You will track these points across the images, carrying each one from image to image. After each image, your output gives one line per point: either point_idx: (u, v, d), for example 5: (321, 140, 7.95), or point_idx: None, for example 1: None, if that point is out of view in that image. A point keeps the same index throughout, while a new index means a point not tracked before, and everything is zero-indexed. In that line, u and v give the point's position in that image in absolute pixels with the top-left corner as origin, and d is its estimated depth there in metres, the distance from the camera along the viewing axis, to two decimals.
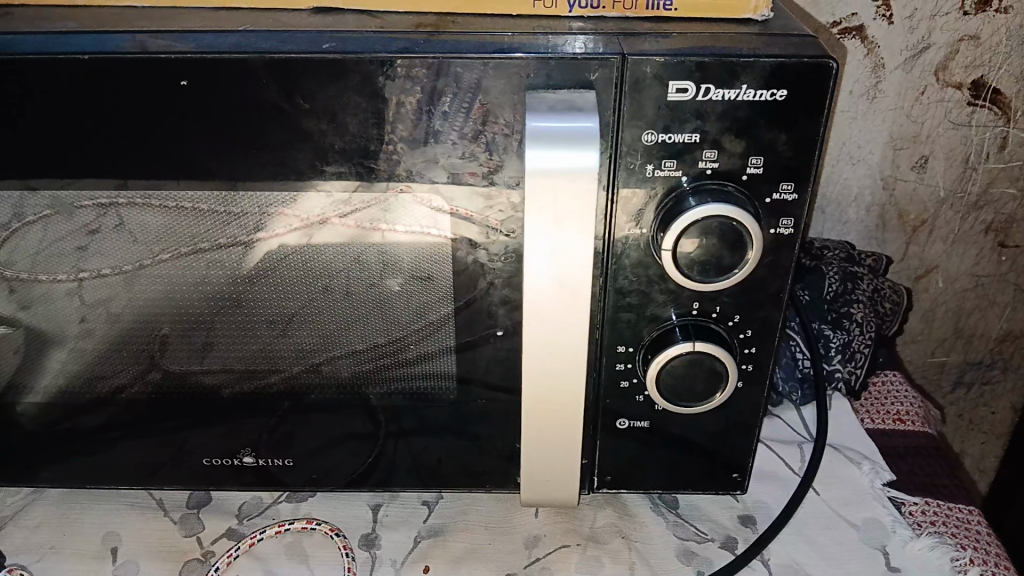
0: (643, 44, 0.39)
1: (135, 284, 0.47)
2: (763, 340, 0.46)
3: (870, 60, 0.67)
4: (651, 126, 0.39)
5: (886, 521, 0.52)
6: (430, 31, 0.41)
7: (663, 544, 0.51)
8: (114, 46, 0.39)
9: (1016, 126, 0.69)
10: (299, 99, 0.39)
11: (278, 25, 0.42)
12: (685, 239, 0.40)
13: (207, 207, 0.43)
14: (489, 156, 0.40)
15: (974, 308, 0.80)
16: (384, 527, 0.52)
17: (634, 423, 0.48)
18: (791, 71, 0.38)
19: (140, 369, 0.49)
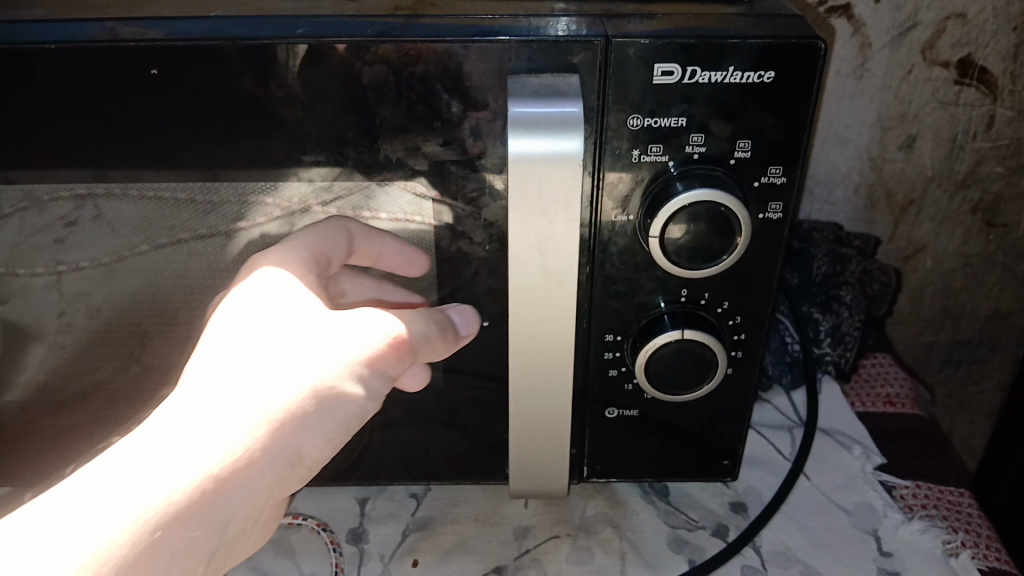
0: (627, 26, 0.38)
1: (114, 277, 0.45)
2: (753, 325, 0.45)
3: (858, 39, 0.66)
4: (636, 110, 0.38)
5: (877, 505, 0.51)
6: (409, 15, 0.40)
7: (654, 533, 0.50)
8: (84, 34, 0.38)
9: (1003, 104, 0.68)
10: (274, 86, 0.38)
11: (253, 11, 0.40)
12: (673, 225, 0.40)
13: (186, 197, 0.42)
14: (474, 142, 0.39)
15: (963, 288, 0.80)
16: (372, 521, 0.51)
17: (623, 412, 0.48)
18: (778, 52, 0.37)
19: (121, 364, 0.48)
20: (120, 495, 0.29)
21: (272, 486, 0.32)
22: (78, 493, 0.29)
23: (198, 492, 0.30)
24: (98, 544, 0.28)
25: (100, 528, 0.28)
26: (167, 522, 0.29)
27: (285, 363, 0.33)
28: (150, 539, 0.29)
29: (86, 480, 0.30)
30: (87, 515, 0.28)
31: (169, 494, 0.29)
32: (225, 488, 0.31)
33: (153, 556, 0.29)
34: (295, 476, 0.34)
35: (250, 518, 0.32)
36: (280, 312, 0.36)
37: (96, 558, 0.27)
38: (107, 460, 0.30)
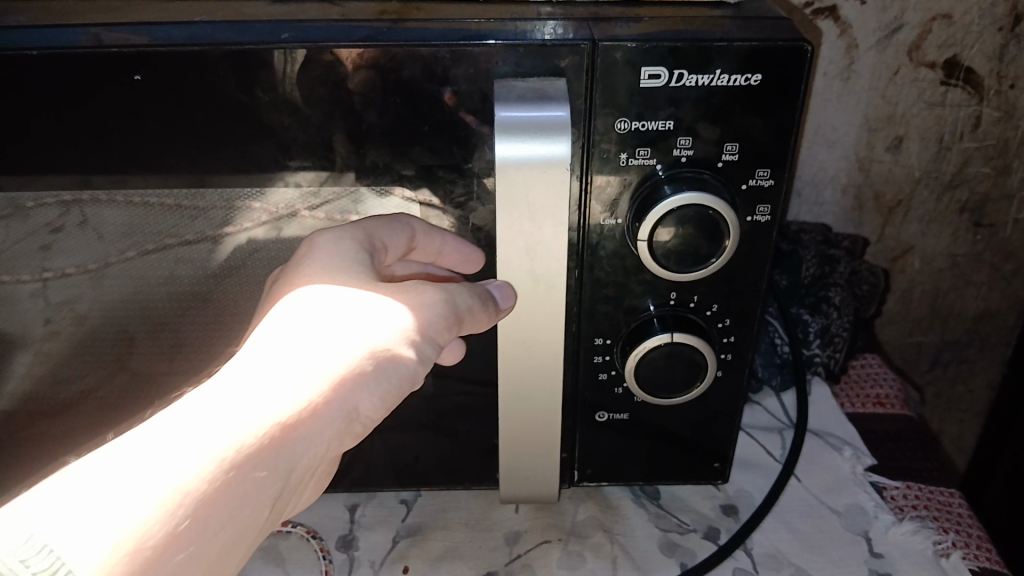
0: (614, 29, 0.38)
1: (101, 284, 0.45)
2: (743, 328, 0.45)
3: (844, 41, 0.66)
4: (624, 113, 0.38)
5: (867, 506, 0.51)
6: (395, 19, 0.40)
7: (645, 536, 0.50)
8: (67, 40, 0.38)
9: (989, 104, 0.69)
10: (259, 92, 0.38)
11: (237, 16, 0.40)
12: (661, 228, 0.40)
13: (173, 203, 0.42)
14: (461, 146, 0.39)
15: (951, 288, 0.80)
16: (362, 528, 0.51)
17: (613, 416, 0.48)
18: (765, 55, 0.37)
19: (107, 373, 0.47)
20: (198, 437, 0.31)
21: (334, 439, 0.34)
22: (159, 434, 0.31)
23: (268, 438, 0.32)
24: (180, 480, 0.30)
25: (181, 466, 0.30)
26: (240, 463, 0.31)
27: (348, 328, 0.35)
28: (225, 478, 0.31)
29: (166, 425, 0.32)
30: (168, 453, 0.30)
31: (242, 438, 0.31)
32: (291, 437, 0.32)
33: (227, 494, 0.31)
34: (354, 432, 0.36)
35: (313, 469, 0.34)
36: (342, 281, 0.38)
37: (179, 491, 0.30)
38: (185, 408, 0.32)
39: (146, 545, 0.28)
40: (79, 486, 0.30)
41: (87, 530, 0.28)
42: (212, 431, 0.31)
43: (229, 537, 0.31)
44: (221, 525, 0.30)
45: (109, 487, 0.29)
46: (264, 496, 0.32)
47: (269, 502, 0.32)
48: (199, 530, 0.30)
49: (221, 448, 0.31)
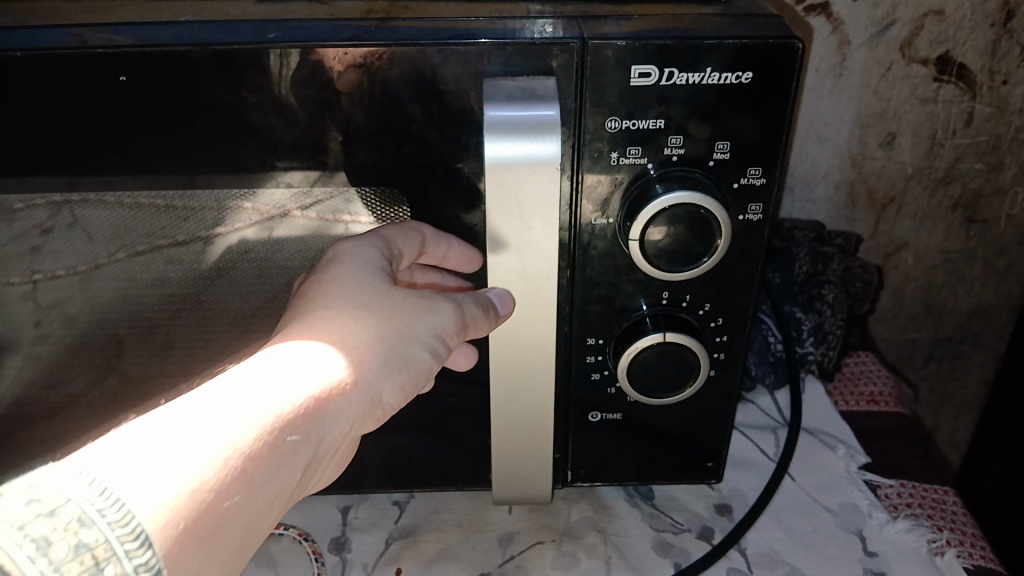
0: (603, 27, 0.38)
1: (92, 285, 0.45)
2: (735, 327, 0.45)
3: (836, 37, 0.66)
4: (614, 112, 0.38)
5: (862, 505, 0.51)
6: (382, 18, 0.39)
7: (639, 536, 0.50)
8: (51, 41, 0.37)
9: (982, 100, 0.69)
10: (245, 92, 0.37)
11: (223, 16, 0.40)
12: (653, 227, 0.39)
13: (164, 203, 0.42)
14: (452, 146, 0.39)
15: (944, 284, 0.80)
16: (354, 530, 0.51)
17: (606, 416, 0.47)
18: (755, 52, 0.37)
19: (97, 375, 0.47)
20: (242, 402, 0.32)
21: (354, 420, 0.37)
22: (201, 399, 0.32)
23: (303, 409, 0.34)
24: (230, 438, 0.31)
25: (228, 426, 0.31)
26: (280, 429, 0.32)
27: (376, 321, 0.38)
28: (267, 440, 0.32)
29: (206, 393, 0.32)
30: (214, 414, 0.31)
31: (282, 405, 0.33)
32: (322, 411, 0.35)
33: (267, 456, 0.32)
34: (372, 417, 0.38)
35: (333, 446, 0.36)
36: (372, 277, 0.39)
37: (229, 449, 0.30)
38: (220, 379, 0.33)
39: (200, 496, 0.29)
40: (127, 441, 0.29)
41: (147, 477, 0.28)
42: (255, 396, 0.32)
43: (265, 498, 0.32)
44: (262, 484, 0.31)
45: (160, 441, 0.30)
46: (297, 462, 0.33)
47: (299, 469, 0.33)
48: (244, 486, 0.31)
49: (264, 412, 0.32)
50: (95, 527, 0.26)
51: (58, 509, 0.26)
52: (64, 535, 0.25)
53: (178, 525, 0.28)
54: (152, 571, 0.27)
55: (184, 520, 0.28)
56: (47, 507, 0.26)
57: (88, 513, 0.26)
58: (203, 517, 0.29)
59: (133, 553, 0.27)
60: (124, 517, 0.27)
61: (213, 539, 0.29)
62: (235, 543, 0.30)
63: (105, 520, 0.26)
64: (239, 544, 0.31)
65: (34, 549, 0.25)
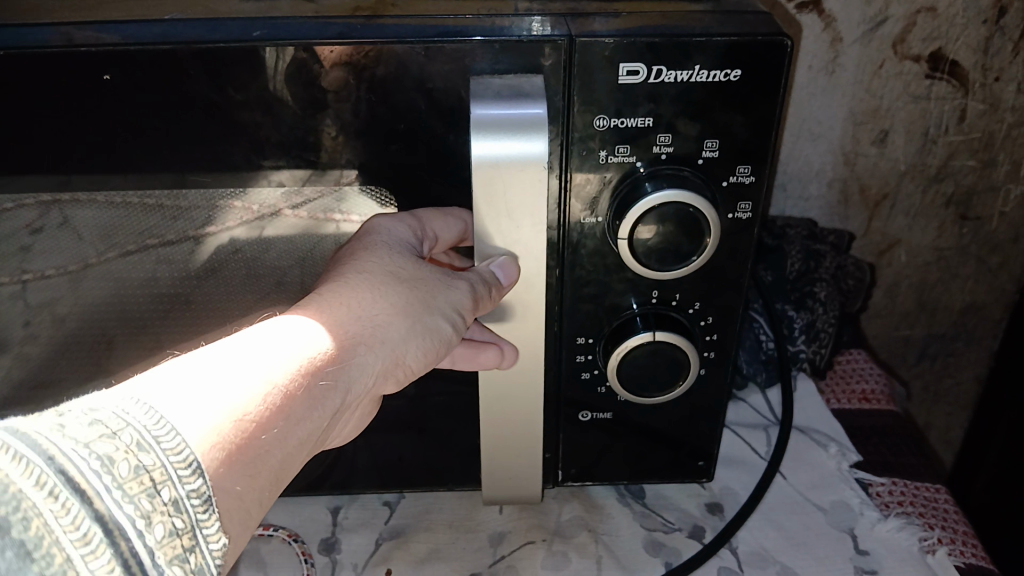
0: (592, 24, 0.38)
1: (82, 285, 0.44)
2: (725, 326, 0.45)
3: (828, 34, 0.66)
4: (603, 110, 0.38)
5: (853, 503, 0.51)
6: (369, 16, 0.39)
7: (630, 536, 0.50)
8: (36, 39, 0.37)
9: (975, 97, 0.68)
10: (232, 91, 0.37)
11: (209, 13, 0.39)
12: (642, 226, 0.39)
13: (154, 202, 0.41)
14: (440, 145, 0.39)
15: (937, 281, 0.80)
16: (344, 530, 0.51)
17: (597, 415, 0.47)
18: (744, 49, 0.36)
19: (87, 376, 0.46)
20: (279, 342, 0.32)
21: (377, 376, 0.36)
22: (239, 341, 0.32)
23: (333, 356, 0.34)
24: (270, 374, 0.30)
25: (269, 363, 0.31)
26: (313, 372, 0.32)
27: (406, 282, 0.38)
28: (303, 382, 0.32)
29: (239, 338, 0.32)
30: (253, 352, 0.31)
31: (314, 350, 0.33)
32: (350, 361, 0.35)
33: (302, 398, 0.31)
34: (394, 379, 0.38)
35: (356, 402, 0.36)
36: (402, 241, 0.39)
37: (269, 384, 0.30)
38: (254, 326, 0.33)
39: (243, 425, 0.29)
40: (170, 372, 0.29)
41: (194, 401, 0.27)
42: (291, 340, 0.32)
43: (298, 439, 0.31)
44: (297, 423, 0.31)
45: (202, 372, 0.29)
46: (328, 406, 0.33)
47: (330, 414, 0.33)
48: (282, 421, 0.30)
49: (299, 354, 0.32)
50: (153, 452, 0.25)
51: (119, 431, 0.24)
52: (126, 455, 0.24)
53: (222, 450, 0.28)
54: (202, 499, 0.26)
55: (228, 446, 0.28)
56: (107, 428, 0.24)
57: (145, 438, 0.25)
58: (244, 445, 0.29)
59: (186, 479, 0.25)
60: (178, 446, 0.25)
61: (252, 469, 0.29)
62: (269, 481, 0.30)
63: (161, 446, 0.25)
64: (273, 480, 0.30)
65: (99, 466, 0.23)
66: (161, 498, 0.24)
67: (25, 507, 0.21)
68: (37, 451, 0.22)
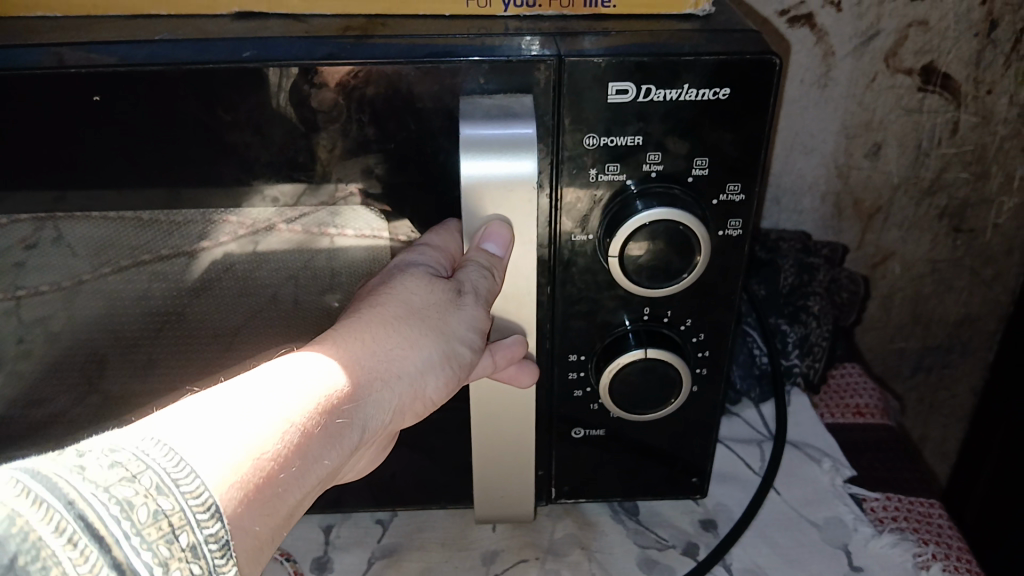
0: (581, 43, 0.38)
1: (75, 301, 0.44)
2: (717, 342, 0.44)
3: (820, 48, 0.66)
4: (592, 129, 0.38)
5: (847, 519, 0.51)
6: (359, 35, 0.39)
7: (623, 553, 0.50)
8: (27, 60, 0.37)
9: (967, 110, 0.69)
10: (221, 111, 0.37)
11: (198, 33, 0.39)
12: (633, 243, 0.39)
13: (150, 217, 0.41)
14: (431, 163, 0.39)
15: (931, 293, 0.80)
16: (337, 549, 0.51)
17: (590, 432, 0.47)
18: (732, 68, 0.37)
19: (78, 393, 0.46)
20: (295, 378, 0.31)
21: (393, 410, 0.35)
22: (257, 376, 0.31)
23: (351, 393, 0.33)
24: (287, 411, 0.30)
25: (286, 403, 0.30)
26: (329, 410, 0.31)
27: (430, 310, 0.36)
28: (320, 421, 0.31)
29: (254, 379, 0.31)
30: (271, 387, 0.30)
31: (333, 384, 0.32)
32: (367, 396, 0.34)
33: (319, 436, 0.31)
34: (411, 411, 0.37)
35: (372, 437, 0.35)
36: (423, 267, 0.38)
37: (287, 421, 0.29)
38: (271, 361, 0.32)
39: (263, 464, 0.28)
40: (187, 408, 0.28)
41: (211, 441, 0.27)
42: (308, 375, 0.31)
43: (314, 479, 0.31)
44: (315, 462, 0.30)
45: (219, 410, 0.28)
46: (345, 446, 0.32)
47: (347, 453, 0.32)
48: (300, 460, 0.30)
49: (317, 390, 0.31)
50: (172, 496, 0.24)
51: (139, 474, 0.24)
52: (145, 500, 0.23)
53: (242, 490, 0.27)
54: (220, 544, 0.25)
55: (248, 485, 0.27)
56: (128, 471, 0.24)
57: (165, 481, 0.24)
58: (264, 484, 0.28)
59: (205, 524, 0.25)
60: (198, 488, 0.25)
61: (270, 510, 0.28)
62: (283, 520, 0.29)
63: (180, 489, 0.24)
64: (286, 520, 0.30)
65: (118, 512, 0.23)
66: (179, 544, 0.23)
67: (45, 556, 0.21)
68: (58, 496, 0.22)
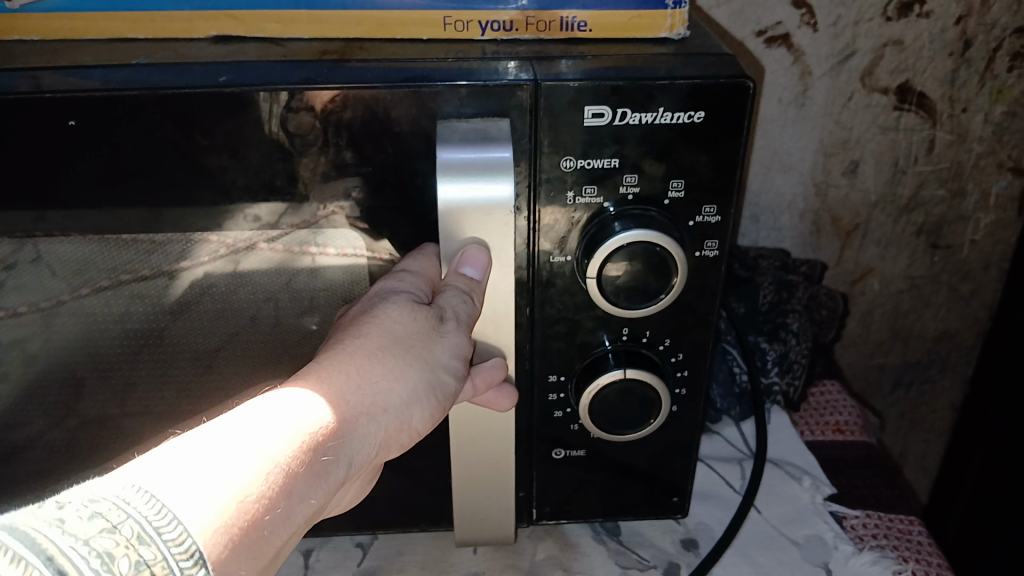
0: (557, 67, 0.38)
1: (53, 322, 0.43)
2: (696, 362, 0.45)
3: (798, 68, 0.67)
4: (569, 152, 0.38)
5: (828, 537, 0.51)
6: (336, 59, 0.39)
7: (604, 574, 0.50)
8: (2, 84, 0.37)
9: (943, 128, 0.69)
10: (198, 135, 0.37)
11: (175, 58, 0.39)
12: (610, 265, 0.39)
13: (129, 237, 0.41)
14: (408, 185, 0.39)
15: (910, 309, 0.81)
16: (316, 573, 0.50)
17: (570, 453, 0.47)
18: (707, 92, 0.37)
19: (54, 418, 0.46)
20: (278, 416, 0.30)
21: (380, 444, 0.35)
22: (238, 415, 0.30)
23: (334, 429, 0.32)
24: (271, 451, 0.29)
25: (269, 442, 0.29)
26: (314, 448, 0.31)
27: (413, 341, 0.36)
28: (305, 459, 0.30)
29: (232, 420, 0.30)
30: (254, 426, 0.30)
31: (317, 421, 0.31)
32: (352, 433, 0.33)
33: (303, 475, 0.30)
34: (397, 443, 0.36)
35: (360, 472, 0.34)
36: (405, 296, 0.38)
37: (271, 461, 0.29)
38: (254, 398, 0.32)
39: (248, 506, 0.27)
40: (169, 452, 0.28)
41: (195, 485, 0.26)
42: (291, 412, 0.31)
43: (300, 518, 0.30)
44: (301, 502, 0.30)
45: (202, 452, 0.28)
46: (331, 483, 0.32)
47: (331, 491, 0.32)
48: (285, 500, 0.29)
49: (301, 428, 0.31)
50: (153, 545, 0.24)
51: (119, 524, 0.24)
52: (126, 551, 0.23)
53: (227, 535, 0.26)
54: None
55: (233, 530, 0.27)
56: (107, 522, 0.24)
57: (146, 530, 0.24)
58: (250, 527, 0.27)
59: (189, 570, 0.24)
60: (181, 535, 0.25)
61: (255, 553, 0.28)
62: (268, 562, 0.29)
63: (163, 537, 0.24)
64: (270, 562, 0.29)
65: (98, 565, 0.22)
66: None
67: None
68: (36, 552, 0.22)
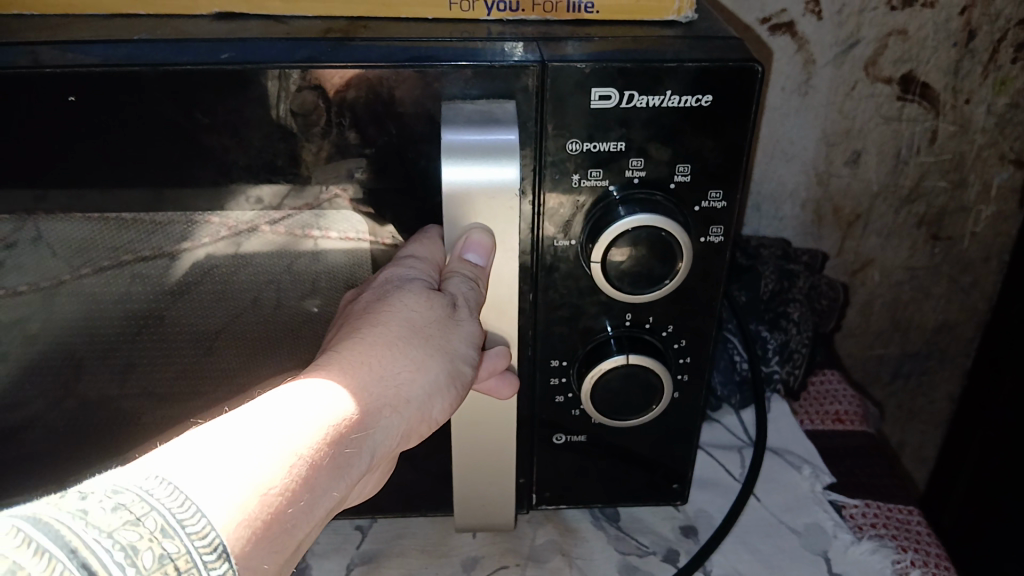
0: (564, 48, 0.38)
1: (53, 302, 0.43)
2: (698, 349, 0.44)
3: (801, 56, 0.66)
4: (575, 135, 0.38)
5: (827, 526, 0.51)
6: (340, 38, 0.39)
7: (604, 559, 0.50)
8: (2, 59, 0.36)
9: (945, 118, 0.69)
10: (200, 113, 0.37)
11: (177, 34, 0.39)
12: (614, 249, 0.39)
13: (133, 216, 0.40)
14: (413, 166, 0.39)
15: (910, 300, 0.81)
16: (315, 556, 0.50)
17: (571, 438, 0.47)
18: (715, 75, 0.37)
19: (53, 398, 0.45)
20: (299, 408, 0.30)
21: (400, 435, 0.34)
22: (258, 407, 0.30)
23: (357, 421, 0.32)
24: (294, 443, 0.29)
25: (291, 434, 0.29)
26: (336, 440, 0.30)
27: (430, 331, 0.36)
28: (327, 452, 0.30)
29: (252, 411, 0.29)
30: (275, 418, 0.29)
31: (339, 413, 0.31)
32: (374, 425, 0.33)
33: (326, 468, 0.30)
34: (416, 434, 0.36)
35: (378, 463, 0.34)
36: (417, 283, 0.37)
37: (294, 455, 0.28)
38: (273, 390, 0.31)
39: (270, 499, 0.27)
40: (188, 443, 0.27)
41: (216, 478, 0.26)
42: (312, 404, 0.30)
43: (321, 513, 0.30)
44: (324, 495, 0.30)
45: (222, 444, 0.28)
46: (354, 475, 0.31)
47: (353, 484, 0.31)
48: (307, 494, 0.29)
49: (322, 420, 0.30)
50: (177, 538, 0.24)
51: (143, 516, 0.23)
52: (149, 544, 0.23)
53: (250, 528, 0.26)
54: None
55: (257, 522, 0.26)
56: (131, 514, 0.23)
57: (170, 523, 0.24)
58: (272, 521, 0.27)
59: (212, 565, 0.24)
60: (204, 529, 0.25)
61: (279, 547, 0.28)
62: (290, 557, 0.28)
63: (186, 531, 0.24)
64: (292, 556, 0.29)
65: (122, 558, 0.22)
66: None
67: None
68: (60, 545, 0.22)
